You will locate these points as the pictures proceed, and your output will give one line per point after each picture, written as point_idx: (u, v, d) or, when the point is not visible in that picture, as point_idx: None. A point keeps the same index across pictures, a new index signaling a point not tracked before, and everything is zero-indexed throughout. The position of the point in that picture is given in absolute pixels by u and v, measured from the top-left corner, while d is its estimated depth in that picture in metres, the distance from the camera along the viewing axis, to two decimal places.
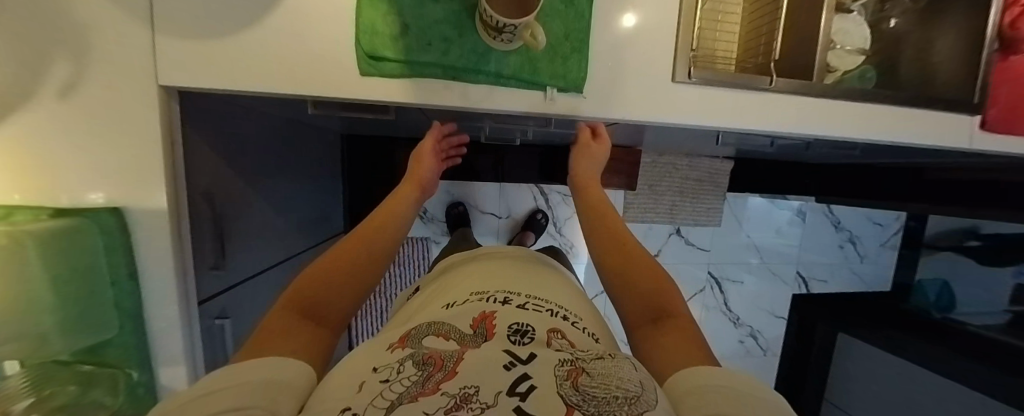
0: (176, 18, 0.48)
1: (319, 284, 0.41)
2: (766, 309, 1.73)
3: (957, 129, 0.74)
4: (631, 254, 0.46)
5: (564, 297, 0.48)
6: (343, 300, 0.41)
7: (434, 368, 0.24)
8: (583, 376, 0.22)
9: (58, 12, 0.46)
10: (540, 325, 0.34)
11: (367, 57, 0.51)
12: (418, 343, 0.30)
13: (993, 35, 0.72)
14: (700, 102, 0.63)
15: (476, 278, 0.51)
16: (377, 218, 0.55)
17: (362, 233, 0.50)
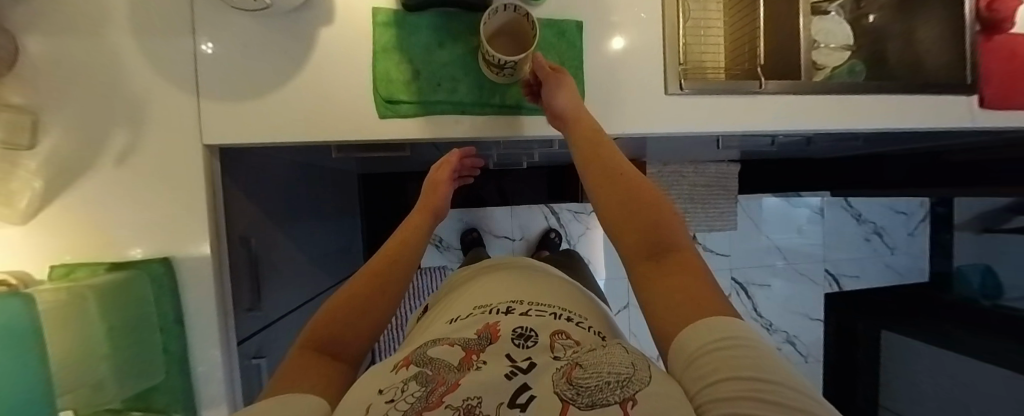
0: (220, 86, 0.55)
1: (338, 317, 0.41)
2: (799, 312, 1.63)
3: (957, 110, 0.74)
4: (630, 179, 0.39)
5: (567, 297, 0.48)
6: (359, 332, 0.41)
7: (438, 384, 0.26)
8: (577, 371, 0.24)
9: (125, 90, 0.54)
10: (542, 328, 0.36)
11: (384, 101, 0.56)
12: (423, 356, 0.31)
13: (972, 19, 0.75)
14: (696, 110, 0.66)
15: (478, 290, 0.51)
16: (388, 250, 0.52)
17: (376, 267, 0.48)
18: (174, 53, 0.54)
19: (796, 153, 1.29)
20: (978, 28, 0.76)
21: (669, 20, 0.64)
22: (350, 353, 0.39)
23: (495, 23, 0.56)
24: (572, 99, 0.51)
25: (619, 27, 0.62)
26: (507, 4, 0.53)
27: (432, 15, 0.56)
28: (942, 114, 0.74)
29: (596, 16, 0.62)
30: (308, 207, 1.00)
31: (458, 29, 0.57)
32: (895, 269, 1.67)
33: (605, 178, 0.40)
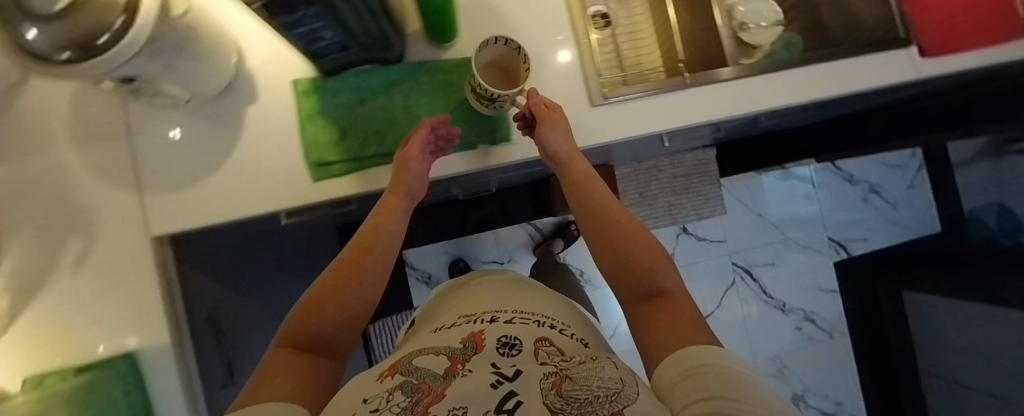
0: (163, 178, 0.58)
1: (319, 312, 0.39)
2: (813, 286, 1.51)
3: (903, 63, 0.72)
4: (623, 225, 0.45)
5: (551, 306, 0.50)
6: (342, 327, 0.40)
7: (423, 396, 0.27)
8: (567, 382, 0.25)
9: (74, 197, 0.56)
10: (528, 336, 0.37)
11: (316, 165, 0.58)
12: (408, 366, 0.33)
13: None
14: (624, 116, 0.65)
15: (462, 302, 0.52)
16: (364, 239, 0.47)
17: (352, 258, 0.44)
18: (119, 156, 0.57)
19: (768, 130, 1.26)
20: None
21: (581, 35, 0.64)
22: (333, 350, 0.39)
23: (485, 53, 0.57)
24: (564, 141, 0.54)
25: (535, 54, 0.64)
26: (497, 37, 0.54)
27: (349, 75, 0.58)
28: (886, 72, 0.72)
29: (507, 44, 0.62)
30: (284, 270, 1.00)
31: (376, 83, 0.58)
32: (902, 223, 1.56)
33: (601, 225, 0.46)
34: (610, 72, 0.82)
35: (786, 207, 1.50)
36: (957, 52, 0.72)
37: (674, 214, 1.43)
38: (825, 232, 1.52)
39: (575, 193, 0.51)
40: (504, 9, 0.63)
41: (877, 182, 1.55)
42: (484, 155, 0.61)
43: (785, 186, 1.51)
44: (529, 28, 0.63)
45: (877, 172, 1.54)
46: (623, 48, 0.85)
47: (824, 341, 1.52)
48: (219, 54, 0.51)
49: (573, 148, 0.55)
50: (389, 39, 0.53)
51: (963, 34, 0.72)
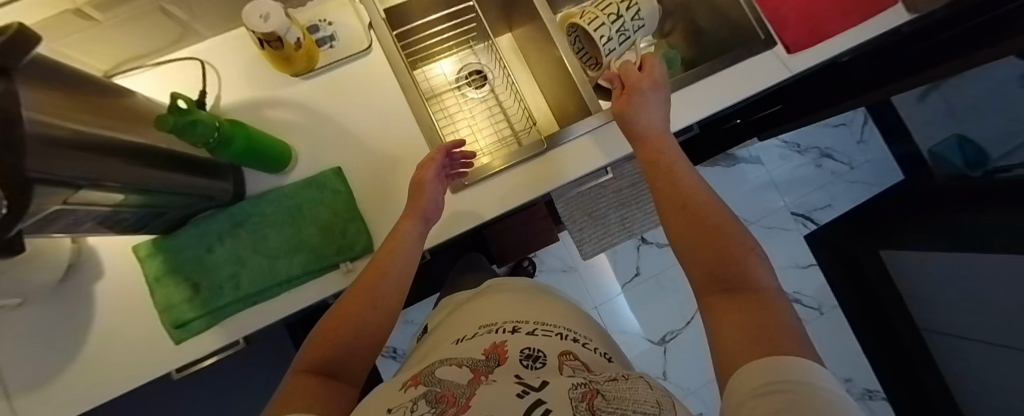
0: (32, 371, 0.55)
1: (338, 335, 0.41)
2: (789, 264, 1.46)
3: (774, 65, 0.69)
4: (697, 212, 0.42)
5: (574, 320, 0.49)
6: (361, 345, 0.42)
7: (448, 405, 0.30)
8: (598, 398, 0.27)
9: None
10: (551, 350, 0.39)
11: (174, 327, 0.55)
12: (432, 376, 0.35)
13: None
14: (491, 197, 0.66)
15: (480, 310, 0.51)
16: (381, 261, 0.49)
17: (367, 280, 0.47)
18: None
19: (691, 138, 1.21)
20: None
21: (424, 123, 0.62)
22: (354, 373, 0.41)
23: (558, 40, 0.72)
24: (652, 120, 0.55)
25: (385, 151, 0.62)
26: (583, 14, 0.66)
27: (190, 227, 0.57)
28: (757, 77, 0.69)
29: (353, 156, 0.61)
30: (231, 392, 0.97)
31: (221, 228, 0.57)
32: (863, 180, 1.53)
33: (677, 206, 0.43)
34: (497, 133, 0.81)
35: (743, 193, 1.47)
36: (823, 41, 0.70)
37: (629, 227, 1.25)
38: (788, 208, 1.48)
39: (654, 172, 0.49)
40: (341, 117, 0.62)
41: (827, 146, 1.53)
42: (347, 273, 0.57)
43: (739, 171, 1.48)
44: (374, 127, 0.62)
45: (824, 136, 1.52)
46: (505, 103, 0.83)
47: (816, 318, 1.46)
48: (48, 246, 0.50)
49: (662, 132, 0.54)
50: (208, 193, 0.54)
51: (828, 17, 0.70)
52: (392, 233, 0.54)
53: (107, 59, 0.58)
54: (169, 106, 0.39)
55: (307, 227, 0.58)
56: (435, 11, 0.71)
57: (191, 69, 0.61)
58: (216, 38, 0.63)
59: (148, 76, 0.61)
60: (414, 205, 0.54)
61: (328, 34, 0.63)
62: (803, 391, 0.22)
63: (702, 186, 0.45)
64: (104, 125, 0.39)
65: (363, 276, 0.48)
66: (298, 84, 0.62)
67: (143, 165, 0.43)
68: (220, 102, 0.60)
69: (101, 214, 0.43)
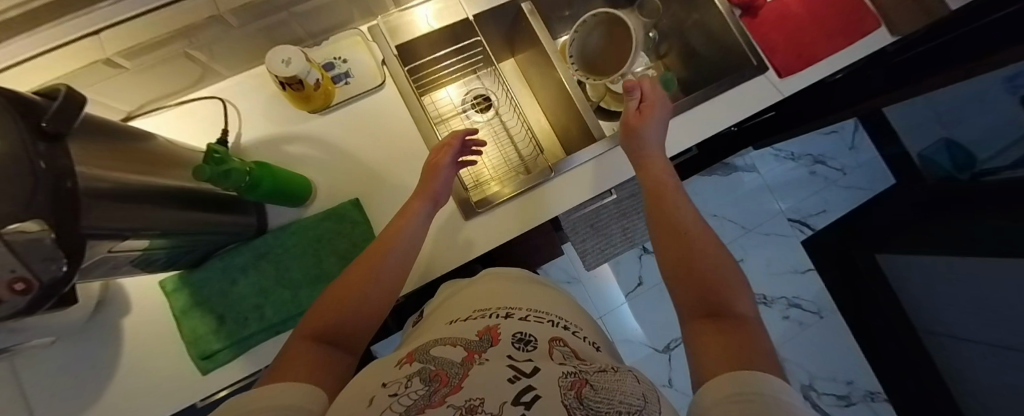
0: (65, 406, 0.56)
1: (340, 301, 0.42)
2: (789, 270, 1.49)
3: (766, 88, 0.73)
4: (688, 236, 0.45)
5: (566, 308, 0.50)
6: (353, 322, 0.42)
7: (440, 385, 0.32)
8: (587, 388, 0.30)
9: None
10: (542, 335, 0.40)
11: (202, 359, 0.57)
12: (426, 355, 0.37)
13: (727, 7, 0.76)
14: (502, 222, 0.68)
15: (472, 296, 0.51)
16: (375, 248, 0.49)
17: (361, 264, 0.47)
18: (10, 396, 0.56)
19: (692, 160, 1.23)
20: (738, 12, 0.77)
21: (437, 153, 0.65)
22: (347, 347, 0.41)
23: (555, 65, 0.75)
24: (652, 142, 0.59)
25: (402, 182, 0.65)
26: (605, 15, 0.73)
27: (216, 261, 0.59)
28: (751, 100, 0.72)
29: (370, 188, 0.64)
30: None
31: (244, 261, 0.59)
32: (856, 186, 1.57)
33: (671, 237, 0.45)
34: (504, 156, 0.84)
35: (741, 201, 1.50)
36: (811, 66, 0.74)
37: (631, 239, 1.28)
38: (785, 215, 1.52)
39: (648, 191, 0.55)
40: (357, 151, 0.65)
41: (819, 153, 1.57)
42: None
43: (735, 180, 1.51)
44: (390, 159, 0.65)
45: (816, 144, 1.56)
46: (510, 126, 0.86)
47: (815, 322, 1.49)
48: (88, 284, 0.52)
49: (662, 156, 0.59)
50: (234, 229, 0.57)
51: (814, 43, 0.74)
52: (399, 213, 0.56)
53: (134, 100, 0.60)
54: (205, 157, 0.41)
55: (328, 258, 0.60)
56: (444, 45, 0.75)
57: (213, 107, 0.64)
58: (235, 77, 0.66)
59: (171, 115, 0.64)
60: (425, 188, 0.57)
61: (343, 71, 0.66)
62: (773, 401, 0.24)
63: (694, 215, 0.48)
64: (138, 173, 0.41)
65: (355, 262, 0.48)
66: (316, 120, 0.65)
67: (177, 208, 0.46)
68: (242, 140, 0.63)
69: (133, 258, 0.45)
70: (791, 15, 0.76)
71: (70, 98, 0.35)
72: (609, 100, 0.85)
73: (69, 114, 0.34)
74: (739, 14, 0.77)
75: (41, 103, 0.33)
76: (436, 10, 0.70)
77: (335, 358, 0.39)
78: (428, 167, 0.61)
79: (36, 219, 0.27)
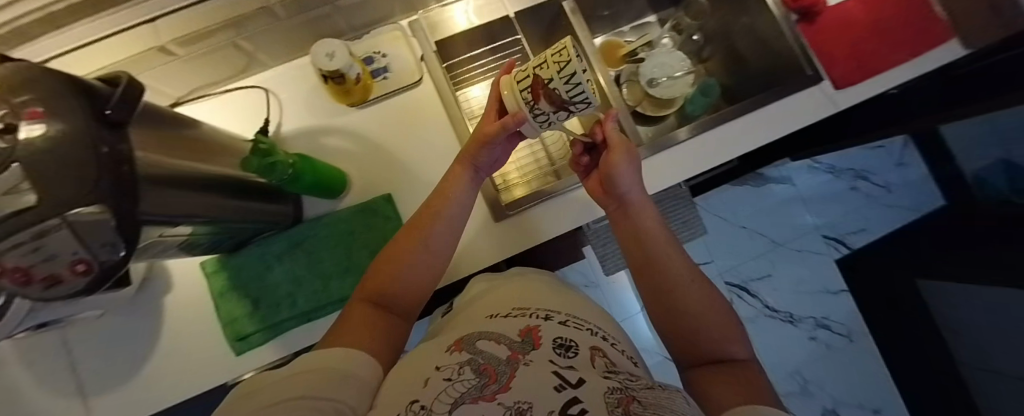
0: (111, 375, 0.59)
1: (389, 271, 0.46)
2: (819, 290, 1.43)
3: (819, 101, 0.69)
4: (672, 290, 0.45)
5: (601, 316, 0.49)
6: (408, 288, 0.46)
7: (490, 379, 0.32)
8: (634, 404, 0.30)
9: (29, 408, 0.58)
10: (582, 340, 0.39)
11: (236, 340, 0.59)
12: (474, 344, 0.37)
13: (782, 11, 0.72)
14: (532, 226, 0.66)
15: (501, 294, 0.50)
16: (417, 222, 0.50)
17: (406, 238, 0.49)
18: (63, 361, 0.59)
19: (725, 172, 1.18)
20: (795, 17, 0.72)
21: None
22: (405, 306, 0.46)
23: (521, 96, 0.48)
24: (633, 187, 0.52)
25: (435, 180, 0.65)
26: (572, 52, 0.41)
27: (253, 247, 0.61)
28: (801, 112, 0.68)
29: (402, 184, 0.65)
30: None
31: (279, 249, 0.61)
32: (901, 205, 1.48)
33: (658, 303, 0.46)
34: (535, 158, 0.82)
35: (772, 213, 1.44)
36: (871, 78, 0.69)
37: None
38: (819, 232, 1.45)
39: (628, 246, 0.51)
40: (392, 146, 0.65)
41: (861, 168, 1.48)
42: None
43: (768, 191, 1.45)
44: (423, 157, 0.65)
45: (859, 159, 1.47)
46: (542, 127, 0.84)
47: (843, 345, 1.42)
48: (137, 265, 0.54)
49: (644, 197, 0.52)
50: (271, 218, 0.59)
51: (877, 54, 0.70)
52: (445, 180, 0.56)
53: (184, 87, 0.62)
54: (251, 148, 0.42)
55: (359, 251, 0.61)
56: (480, 44, 0.74)
57: (255, 97, 0.66)
58: (278, 68, 0.67)
59: (215, 103, 0.65)
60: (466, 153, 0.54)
61: (382, 65, 0.66)
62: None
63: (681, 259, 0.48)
64: (189, 161, 0.42)
65: (402, 234, 0.50)
66: (353, 113, 0.65)
67: (222, 195, 0.48)
68: (282, 129, 0.64)
69: (179, 243, 0.47)
70: (852, 23, 0.71)
71: (130, 87, 0.37)
72: (648, 105, 0.83)
73: (127, 104, 0.35)
74: (796, 18, 0.73)
75: (104, 91, 0.34)
76: (476, 6, 0.70)
77: (393, 316, 0.44)
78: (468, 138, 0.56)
79: (97, 204, 0.29)
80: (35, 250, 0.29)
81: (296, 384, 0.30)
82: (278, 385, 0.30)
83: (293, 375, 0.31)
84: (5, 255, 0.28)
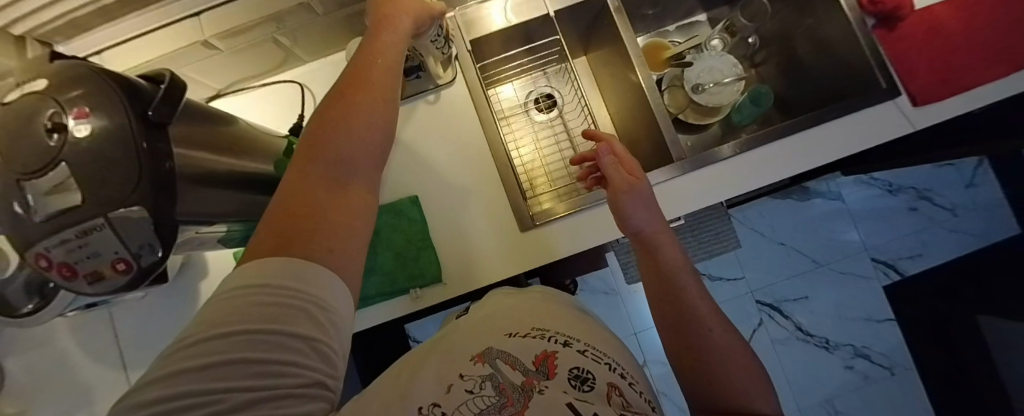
0: (149, 354, 0.63)
1: (316, 150, 0.32)
2: (861, 316, 1.32)
3: (892, 119, 0.61)
4: (690, 331, 0.42)
5: (615, 347, 0.45)
6: (348, 174, 0.33)
7: (508, 403, 0.31)
8: None
9: (78, 377, 0.62)
10: (600, 374, 0.36)
11: None
12: (497, 355, 0.36)
13: (856, 14, 0.64)
14: (559, 237, 0.63)
15: (515, 309, 0.48)
16: (359, 75, 0.38)
17: (350, 95, 0.36)
18: (108, 335, 0.63)
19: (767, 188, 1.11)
20: (870, 21, 0.65)
21: (499, 160, 0.64)
22: (359, 197, 0.34)
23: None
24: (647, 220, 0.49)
25: (461, 183, 0.65)
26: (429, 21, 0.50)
27: None
28: (868, 131, 0.61)
29: (429, 186, 0.65)
30: None
31: None
32: (966, 231, 1.33)
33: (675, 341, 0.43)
34: (564, 163, 0.79)
35: (815, 230, 1.33)
36: (957, 94, 0.61)
37: None
38: (867, 254, 1.33)
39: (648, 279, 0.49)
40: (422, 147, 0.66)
41: (924, 187, 1.34)
42: (416, 299, 0.61)
43: (812, 206, 1.34)
44: (450, 158, 0.65)
45: (922, 177, 1.34)
46: (573, 130, 0.81)
47: (884, 378, 1.31)
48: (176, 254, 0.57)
49: (659, 228, 0.49)
50: None
51: (965, 67, 0.61)
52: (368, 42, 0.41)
53: (224, 79, 0.64)
54: None
55: (384, 251, 0.61)
56: (515, 45, 0.73)
57: (290, 92, 0.66)
58: (313, 64, 0.67)
59: (251, 96, 0.66)
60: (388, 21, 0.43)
61: None
62: None
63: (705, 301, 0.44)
64: (225, 157, 0.43)
65: (338, 90, 0.37)
66: None
67: (250, 193, 0.48)
68: None
69: (215, 237, 0.48)
70: (936, 34, 0.64)
71: (172, 86, 0.36)
72: (691, 113, 0.77)
73: (169, 106, 0.34)
74: (872, 23, 0.65)
75: (149, 89, 0.34)
76: (516, 3, 0.67)
77: (352, 194, 0.33)
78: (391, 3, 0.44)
79: (137, 206, 0.30)
80: (79, 247, 0.30)
81: (259, 313, 0.22)
82: (232, 309, 0.22)
83: (249, 295, 0.23)
84: (52, 251, 0.30)
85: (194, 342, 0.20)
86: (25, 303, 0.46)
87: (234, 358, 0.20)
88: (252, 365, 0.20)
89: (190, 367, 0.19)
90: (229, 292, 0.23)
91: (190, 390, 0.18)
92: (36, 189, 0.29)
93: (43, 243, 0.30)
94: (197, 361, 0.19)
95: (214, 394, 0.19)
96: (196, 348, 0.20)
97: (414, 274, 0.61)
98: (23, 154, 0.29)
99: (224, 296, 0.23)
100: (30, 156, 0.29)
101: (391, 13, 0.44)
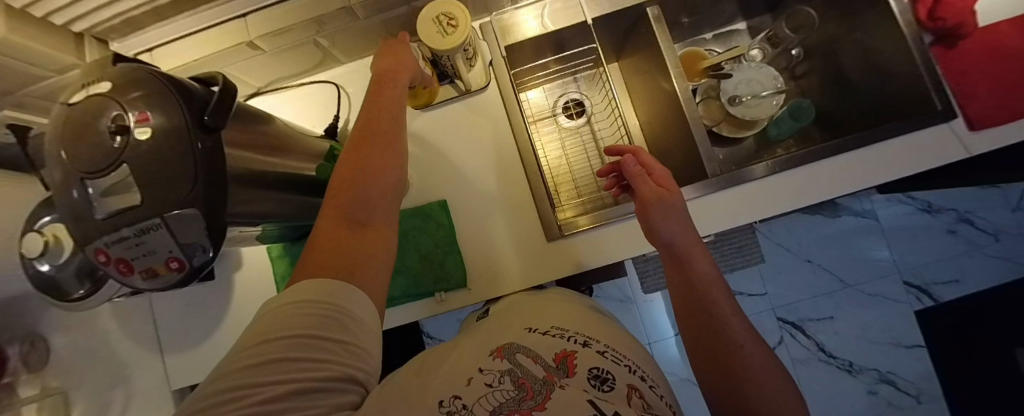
0: (188, 337, 0.68)
1: (344, 179, 0.36)
2: (889, 341, 1.27)
3: (945, 142, 0.58)
4: (722, 349, 0.41)
5: (637, 352, 0.42)
6: (375, 195, 0.36)
7: (527, 395, 0.30)
8: None
9: (117, 357, 0.67)
10: (620, 375, 0.34)
11: None
12: (516, 352, 0.35)
13: (916, 29, 0.60)
14: (588, 247, 0.62)
15: (534, 312, 0.47)
16: (378, 104, 0.41)
17: (370, 124, 0.39)
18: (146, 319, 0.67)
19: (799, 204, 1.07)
20: (928, 39, 0.61)
21: (528, 166, 0.63)
22: (383, 219, 0.37)
23: (420, 26, 0.51)
24: (681, 231, 0.48)
25: (489, 189, 0.65)
26: (441, 14, 0.51)
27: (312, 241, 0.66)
28: (917, 154, 0.58)
29: (456, 191, 0.65)
30: None
31: None
32: (1010, 258, 1.26)
33: (708, 356, 0.42)
34: (591, 170, 0.78)
35: (845, 248, 1.28)
36: (1020, 119, 0.57)
37: None
38: (899, 276, 1.28)
39: (676, 295, 0.48)
40: (453, 151, 0.66)
41: (968, 210, 1.27)
42: (439, 302, 0.62)
43: (843, 222, 1.29)
44: (477, 164, 0.66)
45: (966, 198, 1.27)
46: (602, 138, 0.80)
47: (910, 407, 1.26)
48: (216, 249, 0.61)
49: (691, 240, 0.48)
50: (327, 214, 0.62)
51: None
52: (378, 74, 0.44)
53: (265, 79, 0.66)
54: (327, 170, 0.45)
55: (411, 254, 0.62)
56: (547, 53, 0.73)
57: (327, 92, 0.68)
58: (349, 65, 0.68)
59: (289, 95, 0.68)
60: (394, 59, 0.46)
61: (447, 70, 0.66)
62: None
63: (740, 320, 0.43)
64: (268, 159, 0.45)
65: (360, 119, 0.40)
66: (419, 115, 0.67)
67: (289, 194, 0.50)
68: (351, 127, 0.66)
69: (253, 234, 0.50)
70: (998, 54, 0.60)
71: (225, 89, 0.37)
72: (726, 126, 0.75)
73: (223, 108, 0.35)
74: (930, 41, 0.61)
75: (200, 92, 0.35)
76: (553, 10, 0.66)
77: (378, 220, 0.36)
78: (394, 45, 0.47)
79: (191, 208, 0.31)
80: (137, 245, 0.31)
81: (300, 321, 0.27)
82: (282, 318, 0.27)
83: (295, 308, 0.28)
84: (111, 247, 0.31)
85: (255, 346, 0.25)
86: (76, 289, 0.48)
87: (277, 358, 0.24)
88: (296, 363, 0.25)
89: (246, 366, 0.24)
90: (285, 302, 0.28)
91: (245, 383, 0.23)
92: (97, 187, 0.30)
93: (103, 239, 0.31)
94: (252, 361, 0.24)
95: (262, 385, 0.23)
96: (254, 351, 0.25)
97: (439, 277, 0.61)
98: (79, 154, 0.30)
99: (281, 306, 0.28)
100: (89, 155, 0.30)
101: (390, 61, 0.46)
